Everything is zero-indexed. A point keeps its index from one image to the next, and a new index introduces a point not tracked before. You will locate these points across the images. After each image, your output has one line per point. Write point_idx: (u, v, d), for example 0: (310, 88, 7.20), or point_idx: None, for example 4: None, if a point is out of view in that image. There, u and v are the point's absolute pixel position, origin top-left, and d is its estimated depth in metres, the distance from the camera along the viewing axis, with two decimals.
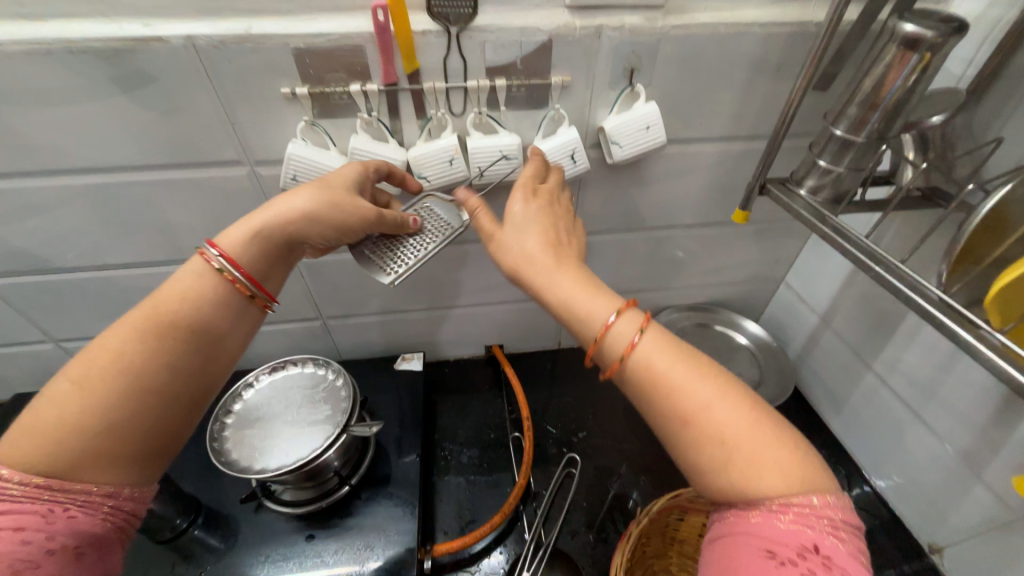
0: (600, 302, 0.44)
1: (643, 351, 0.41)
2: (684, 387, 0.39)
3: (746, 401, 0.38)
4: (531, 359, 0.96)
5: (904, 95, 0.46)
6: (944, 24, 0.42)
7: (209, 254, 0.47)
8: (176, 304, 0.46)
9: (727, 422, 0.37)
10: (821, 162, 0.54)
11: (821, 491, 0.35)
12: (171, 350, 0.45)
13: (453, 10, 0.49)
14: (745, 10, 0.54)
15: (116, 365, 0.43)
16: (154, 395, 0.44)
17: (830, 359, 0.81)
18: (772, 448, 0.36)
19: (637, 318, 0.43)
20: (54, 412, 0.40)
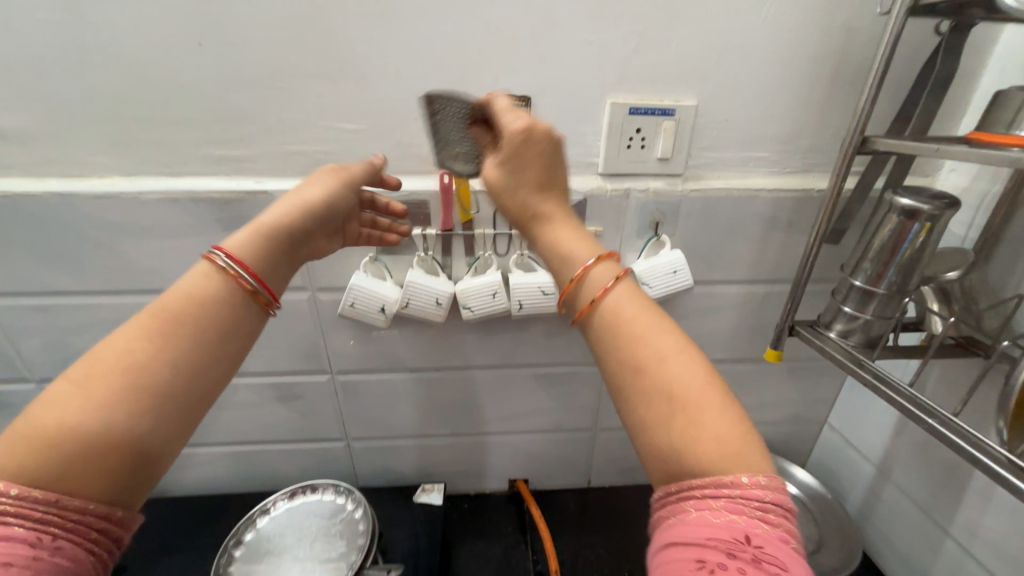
0: (579, 248, 0.44)
1: (613, 299, 0.41)
2: (645, 336, 0.39)
3: (696, 367, 0.37)
4: (558, 497, 0.88)
5: (915, 254, 0.50)
6: (937, 199, 0.47)
7: (214, 253, 0.41)
8: (190, 300, 0.39)
9: (680, 382, 0.36)
10: (846, 308, 0.56)
11: (752, 468, 0.33)
12: (184, 346, 0.37)
13: None
14: (753, 178, 0.63)
15: (118, 362, 0.35)
16: (154, 395, 0.36)
17: (897, 518, 0.72)
18: (713, 417, 0.35)
19: (615, 269, 0.43)
20: (47, 411, 0.33)
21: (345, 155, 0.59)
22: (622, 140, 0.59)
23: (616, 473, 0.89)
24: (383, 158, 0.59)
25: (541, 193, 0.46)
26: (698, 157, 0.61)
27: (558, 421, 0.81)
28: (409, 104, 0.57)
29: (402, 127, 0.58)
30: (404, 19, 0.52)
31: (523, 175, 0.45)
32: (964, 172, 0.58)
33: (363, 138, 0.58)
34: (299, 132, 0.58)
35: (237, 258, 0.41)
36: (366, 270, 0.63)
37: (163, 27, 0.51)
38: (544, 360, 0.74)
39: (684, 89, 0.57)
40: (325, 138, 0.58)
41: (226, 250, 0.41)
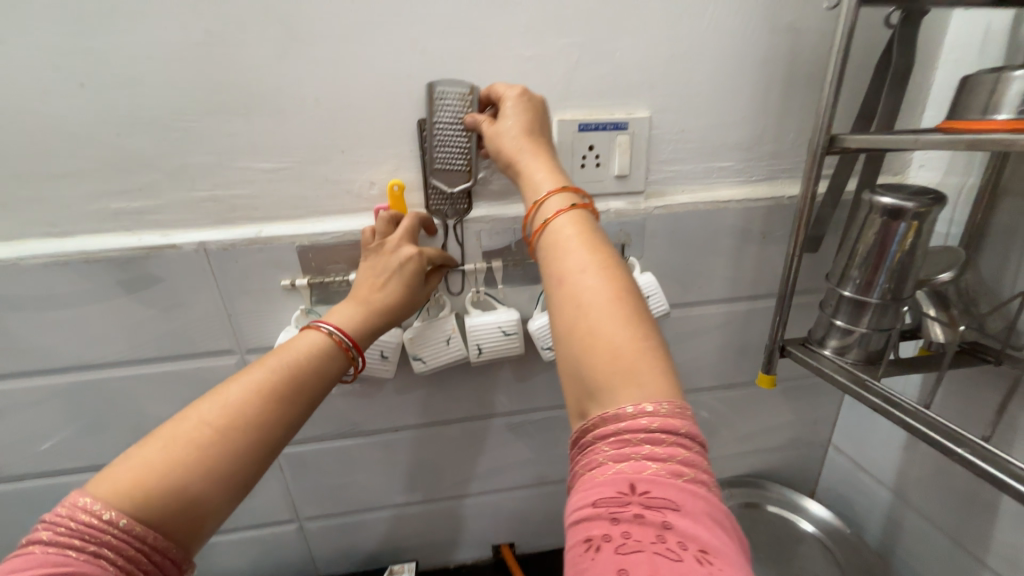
0: (536, 181, 0.44)
1: (554, 224, 0.41)
2: (571, 254, 0.39)
3: (609, 285, 0.37)
4: (549, 560, 0.78)
5: (905, 257, 0.45)
6: (920, 196, 0.43)
7: (318, 323, 0.46)
8: (303, 359, 0.43)
9: (588, 293, 0.36)
10: (839, 322, 0.51)
11: (644, 393, 0.32)
12: (277, 402, 0.41)
13: (450, 207, 0.54)
14: (720, 189, 0.58)
15: (223, 411, 0.39)
16: (248, 447, 0.39)
17: (923, 547, 0.65)
18: (613, 334, 0.34)
19: (566, 200, 0.42)
20: (157, 451, 0.36)
21: (266, 198, 0.52)
22: (574, 159, 0.54)
23: None
24: (311, 198, 0.53)
25: (523, 139, 0.46)
26: (659, 171, 0.57)
27: (540, 473, 0.72)
28: (335, 136, 0.51)
29: (330, 162, 0.52)
30: (320, 42, 0.47)
31: (506, 121, 0.46)
32: (934, 166, 0.54)
33: (285, 178, 0.52)
34: (211, 175, 0.51)
35: (339, 326, 0.46)
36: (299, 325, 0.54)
37: (35, 68, 0.45)
38: (516, 407, 0.66)
39: (635, 100, 0.53)
40: (241, 180, 0.51)
41: (331, 321, 0.46)
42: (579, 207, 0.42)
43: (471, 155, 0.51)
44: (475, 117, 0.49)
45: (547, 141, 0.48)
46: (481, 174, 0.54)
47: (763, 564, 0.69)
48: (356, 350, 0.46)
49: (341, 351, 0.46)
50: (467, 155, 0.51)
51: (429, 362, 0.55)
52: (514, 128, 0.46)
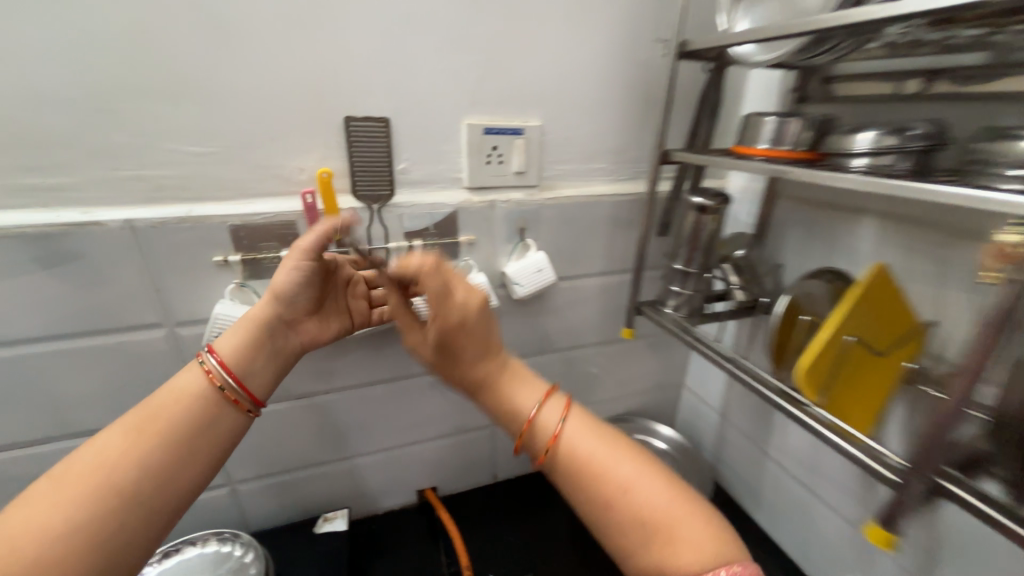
0: (525, 392, 0.48)
1: (567, 434, 0.45)
2: (606, 469, 0.43)
3: (607, 454, 0.44)
4: (468, 498, 0.91)
5: (710, 239, 0.65)
6: (716, 197, 0.62)
7: (211, 369, 0.48)
8: (216, 364, 0.49)
9: (629, 483, 0.43)
10: (675, 287, 0.70)
11: (722, 554, 0.39)
12: (154, 450, 0.43)
13: (376, 194, 0.62)
14: (597, 186, 0.74)
15: (101, 470, 0.40)
16: (130, 498, 0.41)
17: (737, 451, 0.90)
18: (642, 490, 0.42)
19: (560, 403, 0.48)
20: (28, 527, 0.37)
21: (195, 179, 0.56)
22: (482, 156, 0.65)
23: (519, 464, 0.95)
24: (241, 181, 0.58)
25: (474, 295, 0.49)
26: (550, 170, 0.71)
27: (458, 423, 0.84)
28: (266, 126, 0.56)
29: (261, 149, 0.57)
30: (253, 42, 0.52)
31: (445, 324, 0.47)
32: (741, 175, 0.76)
33: (215, 161, 0.56)
34: (137, 156, 0.53)
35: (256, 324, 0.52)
36: (232, 299, 0.59)
37: None
38: None
39: (529, 111, 0.66)
40: (169, 162, 0.54)
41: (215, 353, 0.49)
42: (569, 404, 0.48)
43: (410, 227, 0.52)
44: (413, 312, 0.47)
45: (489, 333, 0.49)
46: (403, 166, 0.63)
47: None
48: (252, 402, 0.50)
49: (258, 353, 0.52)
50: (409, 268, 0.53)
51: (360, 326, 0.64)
52: (442, 288, 0.47)
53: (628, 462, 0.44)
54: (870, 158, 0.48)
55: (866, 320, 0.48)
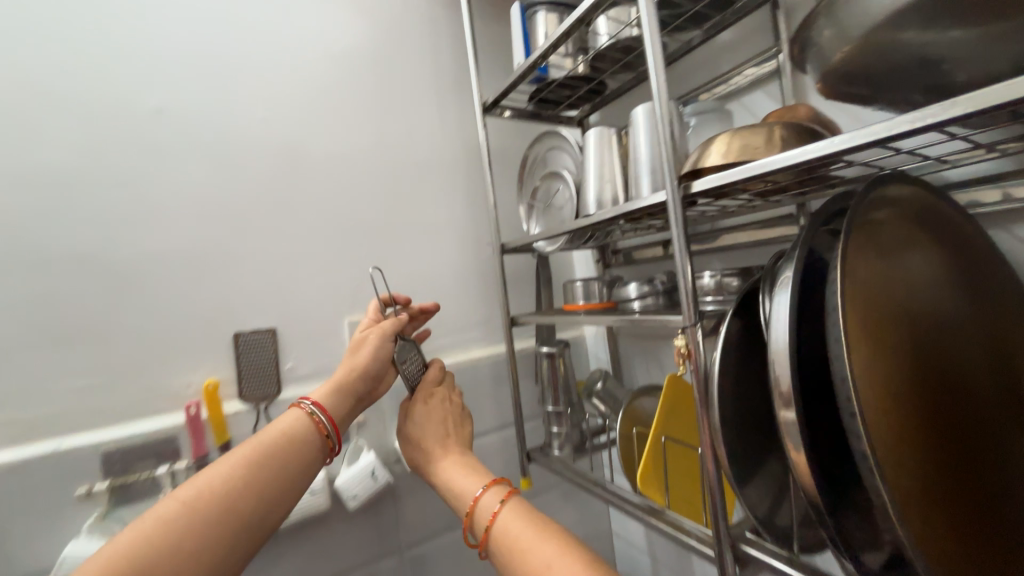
0: (472, 485, 0.53)
1: (501, 523, 0.47)
2: (527, 556, 0.43)
3: (520, 518, 0.47)
4: None
5: (564, 378, 0.78)
6: (557, 344, 0.79)
7: (311, 411, 0.53)
8: (268, 438, 0.49)
9: (549, 565, 0.41)
10: (554, 427, 0.78)
11: None
12: (267, 488, 0.46)
13: (262, 393, 0.68)
14: (473, 351, 0.87)
15: (201, 505, 0.43)
16: (232, 534, 0.43)
17: None
18: (561, 571, 0.40)
19: (501, 490, 0.50)
20: (130, 555, 0.38)
21: (73, 412, 0.59)
22: None
23: None
24: (122, 405, 0.61)
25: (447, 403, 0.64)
26: (429, 345, 0.83)
27: None
28: (156, 351, 0.63)
29: (148, 373, 0.63)
30: (153, 286, 0.63)
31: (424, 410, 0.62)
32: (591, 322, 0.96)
33: (97, 391, 0.60)
34: (12, 400, 0.56)
35: (319, 404, 0.55)
36: (90, 533, 0.56)
37: None
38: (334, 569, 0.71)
39: None
40: (46, 400, 0.58)
41: (320, 407, 0.54)
42: (511, 493, 0.50)
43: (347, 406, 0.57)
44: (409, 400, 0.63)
45: (457, 438, 0.60)
46: (289, 364, 0.72)
47: None
48: (336, 435, 0.54)
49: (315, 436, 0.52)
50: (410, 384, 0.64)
51: None
52: (421, 383, 0.65)
53: (555, 546, 0.43)
54: (639, 301, 0.66)
55: (681, 423, 0.60)
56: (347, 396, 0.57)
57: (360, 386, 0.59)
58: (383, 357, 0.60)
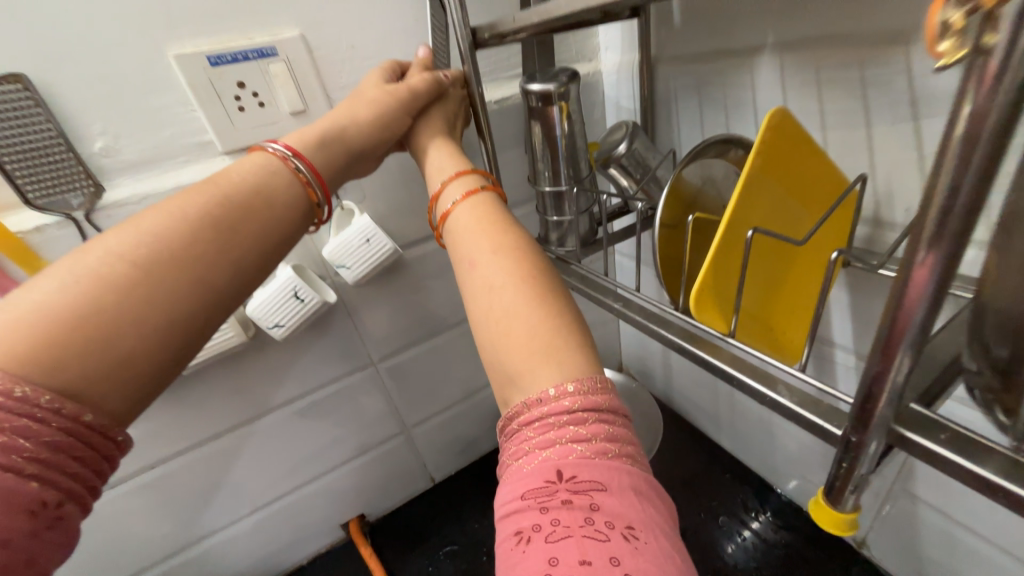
0: (446, 166, 0.42)
1: (462, 207, 0.38)
2: (473, 251, 0.35)
3: (489, 212, 0.37)
4: (403, 513, 0.80)
5: (569, 139, 0.48)
6: (559, 77, 0.45)
7: (286, 157, 0.37)
8: (240, 185, 0.35)
9: (490, 279, 0.33)
10: (551, 216, 0.53)
11: (564, 371, 0.29)
12: (236, 238, 0.33)
13: (64, 196, 0.41)
14: None
15: (149, 249, 0.30)
16: (195, 285, 0.31)
17: (686, 376, 0.79)
18: (490, 271, 0.33)
19: (471, 185, 0.39)
20: (61, 289, 0.27)
21: None
22: (225, 101, 0.45)
23: (453, 457, 0.83)
24: None
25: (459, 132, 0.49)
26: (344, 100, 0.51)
27: (359, 441, 0.71)
28: None
29: None
30: None
31: (442, 110, 0.47)
32: (613, 45, 0.60)
33: None
34: None
35: (310, 164, 0.38)
36: None
37: None
38: (298, 391, 0.62)
39: (274, 17, 0.45)
40: None
41: (301, 157, 0.38)
42: (483, 189, 0.39)
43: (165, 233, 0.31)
44: (447, 92, 0.48)
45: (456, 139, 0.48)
46: (98, 145, 0.42)
47: None
48: (324, 198, 0.39)
49: (298, 187, 0.37)
50: (453, 121, 0.48)
51: None
52: (455, 115, 0.49)
53: (501, 259, 0.34)
54: None
55: (775, 197, 0.34)
56: (338, 150, 0.41)
57: (364, 146, 0.43)
58: (394, 116, 0.43)
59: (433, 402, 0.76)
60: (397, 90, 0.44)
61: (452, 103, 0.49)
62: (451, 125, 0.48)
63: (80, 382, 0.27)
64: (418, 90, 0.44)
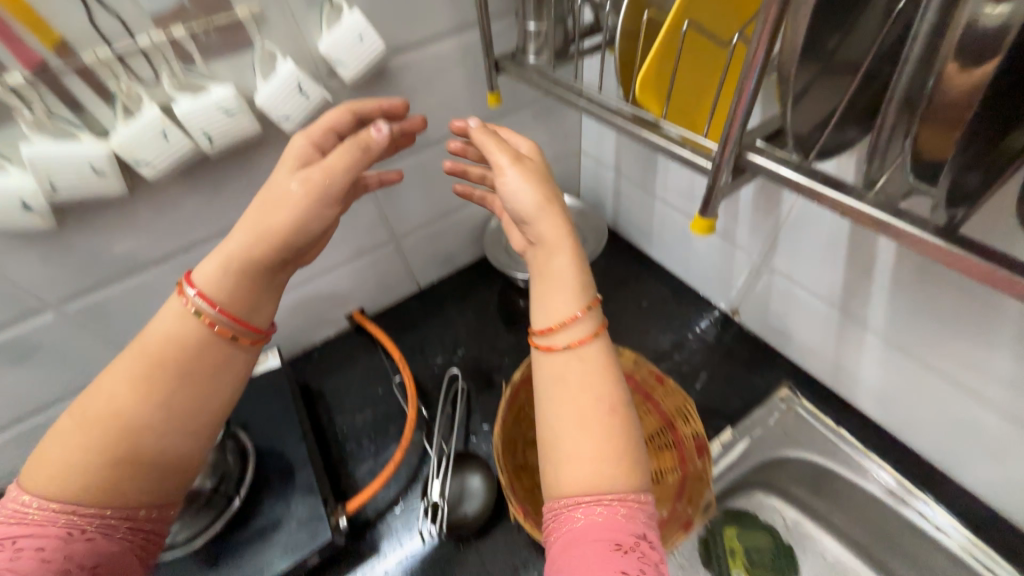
0: (570, 292, 0.42)
1: (582, 351, 0.40)
2: (584, 384, 0.39)
3: (602, 357, 0.40)
4: (396, 309, 0.99)
5: None
6: None
7: (195, 304, 0.44)
8: (152, 345, 0.43)
9: (597, 401, 0.38)
10: (531, 25, 0.58)
11: (642, 486, 0.38)
12: (163, 392, 0.43)
13: None
14: None
15: (124, 439, 0.42)
16: (130, 434, 0.42)
17: (631, 200, 0.95)
18: (590, 401, 0.38)
19: (592, 326, 0.41)
20: (82, 449, 0.41)
21: None
22: None
23: (436, 268, 1.00)
24: None
25: (553, 193, 0.46)
26: None
27: (356, 245, 0.83)
28: None
29: None
30: None
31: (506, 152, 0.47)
32: None
33: None
34: None
35: (200, 290, 0.44)
36: None
37: None
38: None
39: None
40: None
41: (202, 296, 0.44)
42: (596, 329, 0.41)
43: (139, 381, 0.43)
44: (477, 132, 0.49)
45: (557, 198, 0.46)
46: None
47: None
48: (251, 333, 0.47)
49: (202, 325, 0.44)
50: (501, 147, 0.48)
51: (198, 151, 0.54)
52: (541, 163, 0.49)
53: (605, 388, 0.39)
54: None
55: None
56: (245, 278, 0.45)
57: (267, 257, 0.45)
58: (313, 210, 0.46)
59: (418, 216, 0.87)
60: (313, 177, 0.45)
61: (547, 178, 0.47)
62: (524, 159, 0.47)
63: (92, 504, 0.42)
64: (335, 170, 0.46)
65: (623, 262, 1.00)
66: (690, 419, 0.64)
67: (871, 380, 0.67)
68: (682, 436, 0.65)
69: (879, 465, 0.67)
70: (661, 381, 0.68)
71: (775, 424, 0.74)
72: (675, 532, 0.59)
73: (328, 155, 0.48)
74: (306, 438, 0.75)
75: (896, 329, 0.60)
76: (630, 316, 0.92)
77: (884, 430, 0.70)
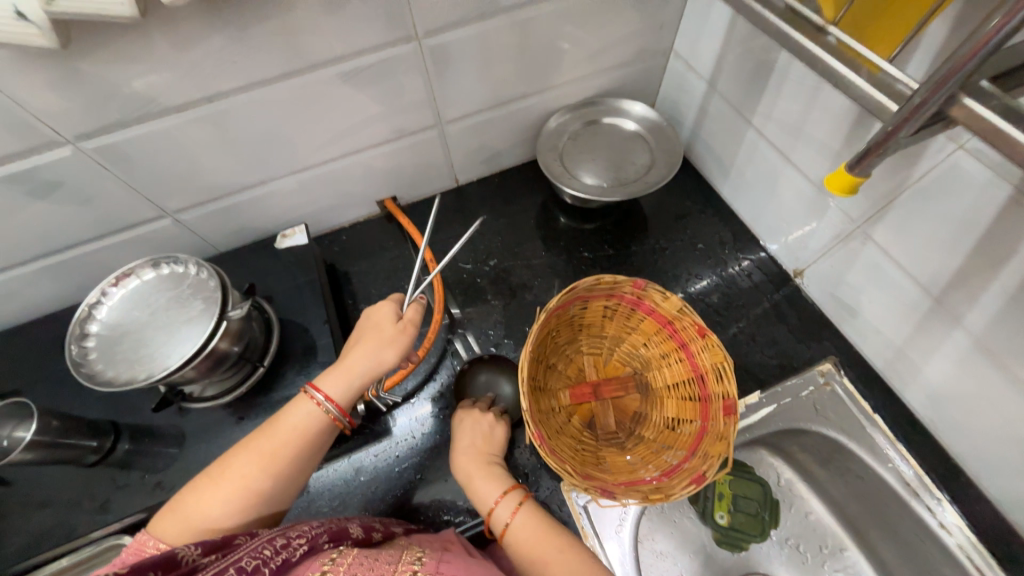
0: (492, 500, 0.57)
1: (518, 526, 0.54)
2: (539, 549, 0.51)
3: (534, 523, 0.53)
4: (432, 204, 0.92)
5: None
6: None
7: (321, 402, 0.54)
8: (293, 437, 0.52)
9: (545, 556, 0.50)
10: None
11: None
12: (289, 466, 0.51)
13: None
14: None
15: (246, 492, 0.48)
16: (256, 491, 0.49)
17: (716, 124, 0.81)
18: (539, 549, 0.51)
19: (516, 500, 0.56)
20: (209, 506, 0.47)
21: None
22: None
23: (479, 165, 0.90)
24: None
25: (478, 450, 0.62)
26: None
27: (398, 124, 0.74)
28: None
29: None
30: None
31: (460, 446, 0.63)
32: None
33: None
34: None
35: (327, 390, 0.54)
36: None
37: None
38: (342, 49, 0.60)
39: None
40: None
41: (332, 400, 0.54)
42: (523, 503, 0.55)
43: (266, 463, 0.50)
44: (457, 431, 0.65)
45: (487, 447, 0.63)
46: None
47: (601, 159, 0.84)
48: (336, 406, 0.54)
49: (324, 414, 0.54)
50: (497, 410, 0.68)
51: None
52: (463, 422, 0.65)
53: (553, 546, 0.51)
54: None
55: None
56: (348, 386, 0.55)
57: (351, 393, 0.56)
58: (355, 381, 0.56)
59: (468, 101, 0.76)
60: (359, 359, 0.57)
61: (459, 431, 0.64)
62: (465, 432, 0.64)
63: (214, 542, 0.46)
64: (369, 358, 0.57)
65: (685, 194, 0.90)
66: (724, 378, 0.61)
67: (932, 376, 0.62)
68: (710, 394, 0.63)
69: (902, 456, 0.65)
70: (702, 335, 0.64)
71: (806, 397, 0.71)
72: (683, 482, 0.58)
73: (369, 345, 0.58)
74: (329, 320, 0.74)
75: (993, 332, 0.53)
76: (679, 255, 0.85)
77: (920, 424, 0.67)
